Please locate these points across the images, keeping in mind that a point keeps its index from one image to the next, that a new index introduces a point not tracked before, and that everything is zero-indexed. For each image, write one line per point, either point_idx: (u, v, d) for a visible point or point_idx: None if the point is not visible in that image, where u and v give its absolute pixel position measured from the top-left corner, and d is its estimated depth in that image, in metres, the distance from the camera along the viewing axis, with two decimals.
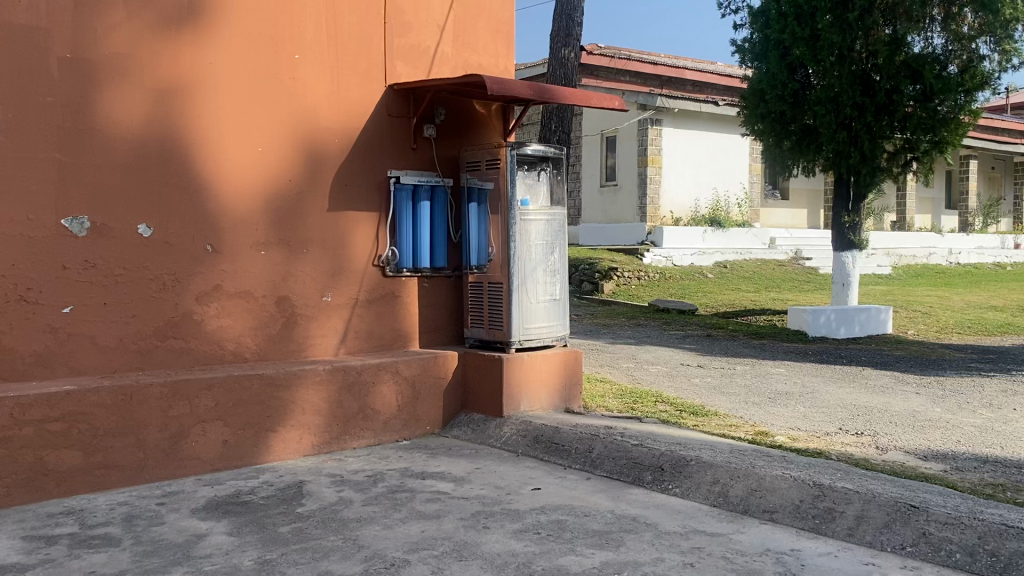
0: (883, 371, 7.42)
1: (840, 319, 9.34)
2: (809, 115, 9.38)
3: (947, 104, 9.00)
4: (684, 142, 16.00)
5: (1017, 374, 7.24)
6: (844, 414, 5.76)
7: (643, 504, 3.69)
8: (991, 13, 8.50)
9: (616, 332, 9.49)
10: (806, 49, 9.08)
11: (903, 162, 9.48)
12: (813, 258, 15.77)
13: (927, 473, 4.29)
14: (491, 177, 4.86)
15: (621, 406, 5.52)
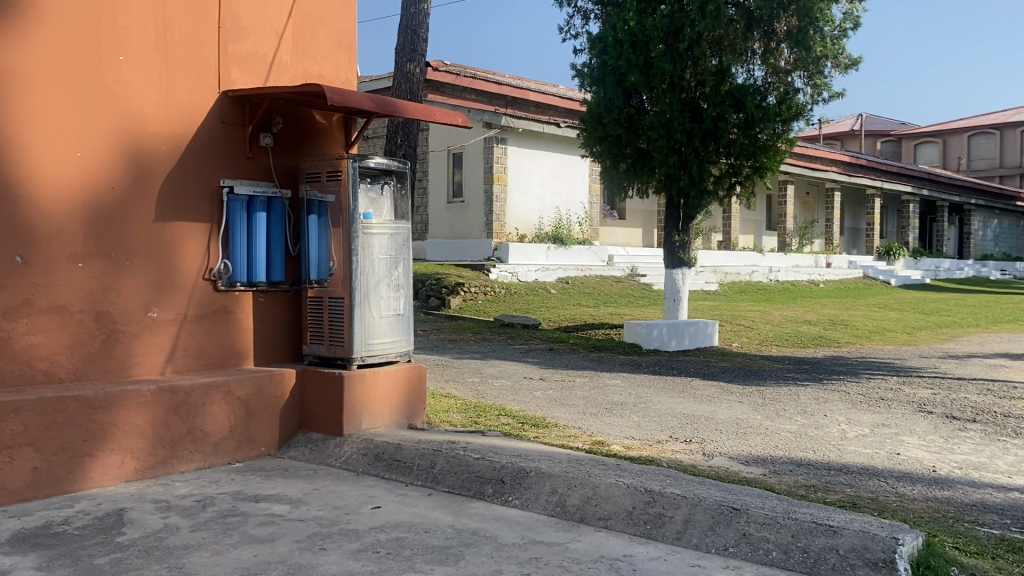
0: (711, 381, 7.84)
1: (671, 332, 9.80)
2: (643, 139, 9.81)
3: (766, 132, 9.66)
4: (528, 161, 16.36)
5: (827, 383, 7.85)
6: (675, 423, 6.03)
7: (483, 518, 3.70)
8: (804, 50, 9.25)
9: (460, 347, 9.54)
10: (640, 76, 9.54)
11: (727, 186, 10.07)
12: (647, 275, 16.48)
13: (748, 476, 4.57)
14: (332, 190, 4.79)
15: (464, 420, 5.54)
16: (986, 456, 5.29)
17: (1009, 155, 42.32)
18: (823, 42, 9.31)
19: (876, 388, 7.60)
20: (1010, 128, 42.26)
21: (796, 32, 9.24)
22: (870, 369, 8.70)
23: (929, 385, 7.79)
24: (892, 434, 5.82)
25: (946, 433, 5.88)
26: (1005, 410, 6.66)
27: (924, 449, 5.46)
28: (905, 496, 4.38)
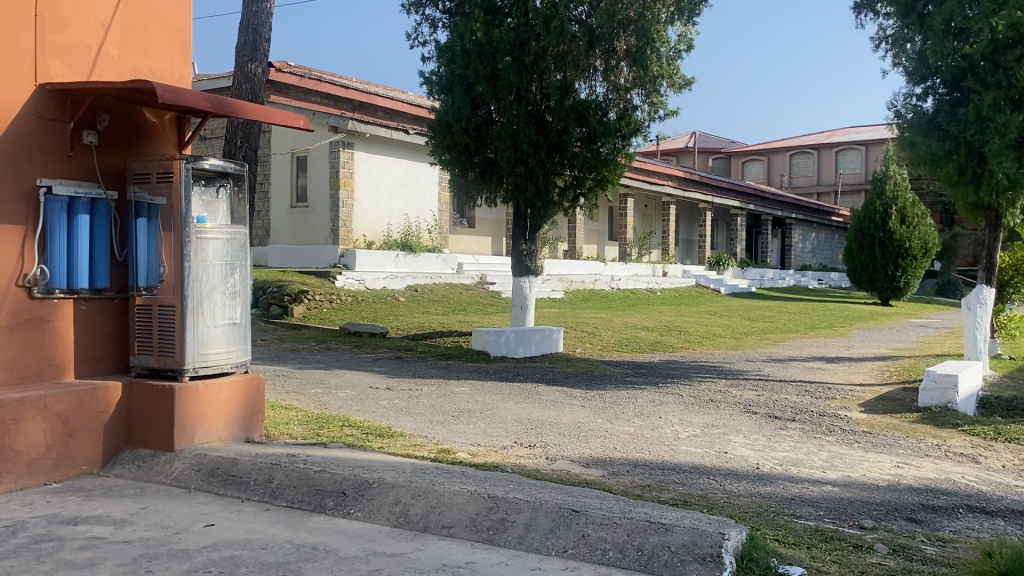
0: (554, 387, 8.00)
1: (519, 339, 9.93)
2: (491, 149, 9.93)
3: (607, 147, 10.00)
4: (376, 167, 16.18)
5: (663, 386, 8.21)
6: (520, 429, 6.12)
7: (324, 532, 3.61)
8: (642, 68, 9.66)
9: (303, 356, 9.30)
10: (487, 86, 9.64)
11: (571, 198, 10.36)
12: (496, 283, 16.67)
13: (589, 479, 4.70)
14: (162, 192, 4.56)
15: (306, 433, 5.39)
16: (804, 452, 5.70)
17: (825, 174, 45.91)
18: (660, 62, 9.76)
19: (708, 390, 8.03)
20: (826, 149, 45.86)
21: (634, 51, 9.64)
22: (701, 373, 9.17)
23: (754, 387, 8.31)
24: (721, 434, 6.16)
25: (770, 432, 6.29)
26: (821, 409, 7.20)
27: (750, 447, 5.82)
28: (733, 492, 4.64)
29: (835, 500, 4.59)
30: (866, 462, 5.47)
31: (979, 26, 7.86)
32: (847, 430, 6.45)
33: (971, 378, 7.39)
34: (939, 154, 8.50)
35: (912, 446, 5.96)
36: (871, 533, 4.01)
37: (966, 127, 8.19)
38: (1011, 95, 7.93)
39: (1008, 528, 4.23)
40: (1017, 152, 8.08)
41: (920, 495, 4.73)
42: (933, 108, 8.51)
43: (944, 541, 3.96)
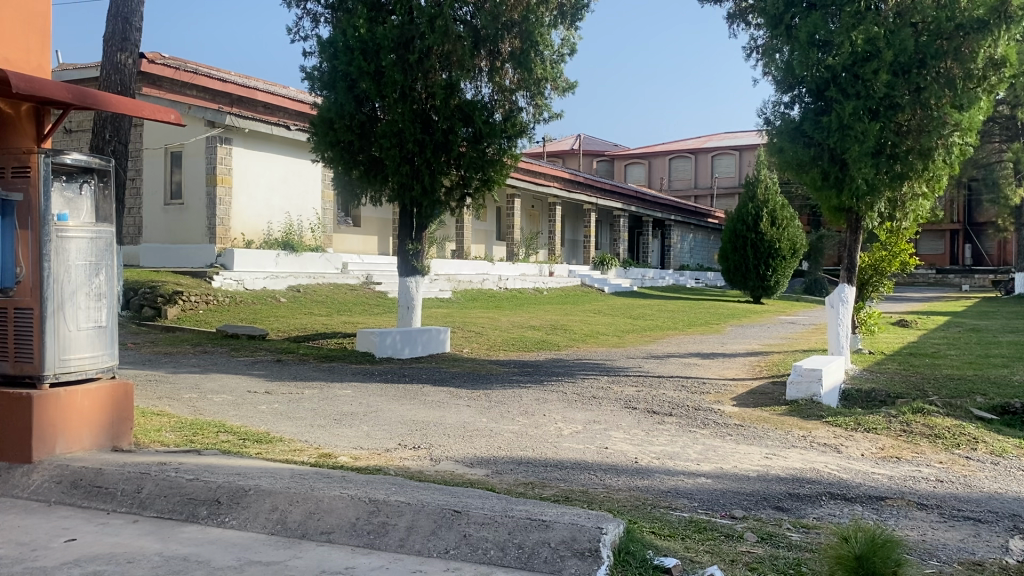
0: (439, 387, 7.98)
1: (404, 340, 9.85)
2: (376, 146, 9.82)
3: (493, 147, 10.03)
4: (256, 163, 15.74)
5: (548, 384, 8.34)
6: (403, 431, 6.07)
7: (196, 542, 3.48)
8: (526, 71, 9.76)
9: (177, 360, 8.94)
10: (371, 84, 9.53)
11: (458, 198, 10.35)
12: (381, 283, 16.50)
13: (471, 478, 4.71)
14: (19, 188, 4.30)
15: (179, 440, 5.18)
16: (680, 445, 5.89)
17: (702, 177, 47.73)
18: (543, 65, 9.88)
19: (589, 387, 8.20)
20: (703, 154, 47.69)
21: (518, 53, 9.72)
22: (585, 371, 9.35)
23: (635, 383, 8.54)
24: (602, 430, 6.29)
25: (648, 427, 6.48)
26: (696, 403, 7.46)
27: (629, 442, 5.97)
28: (612, 487, 4.75)
29: (708, 492, 4.76)
30: (738, 454, 5.71)
31: (841, 39, 8.34)
32: (720, 423, 6.71)
33: (834, 371, 7.82)
34: (805, 160, 8.95)
35: (779, 437, 6.26)
36: (741, 523, 4.18)
37: (829, 134, 8.66)
38: (869, 106, 8.42)
39: (864, 513, 4.49)
40: (875, 159, 8.59)
41: (787, 485, 4.96)
42: (799, 116, 8.96)
43: (808, 528, 4.17)
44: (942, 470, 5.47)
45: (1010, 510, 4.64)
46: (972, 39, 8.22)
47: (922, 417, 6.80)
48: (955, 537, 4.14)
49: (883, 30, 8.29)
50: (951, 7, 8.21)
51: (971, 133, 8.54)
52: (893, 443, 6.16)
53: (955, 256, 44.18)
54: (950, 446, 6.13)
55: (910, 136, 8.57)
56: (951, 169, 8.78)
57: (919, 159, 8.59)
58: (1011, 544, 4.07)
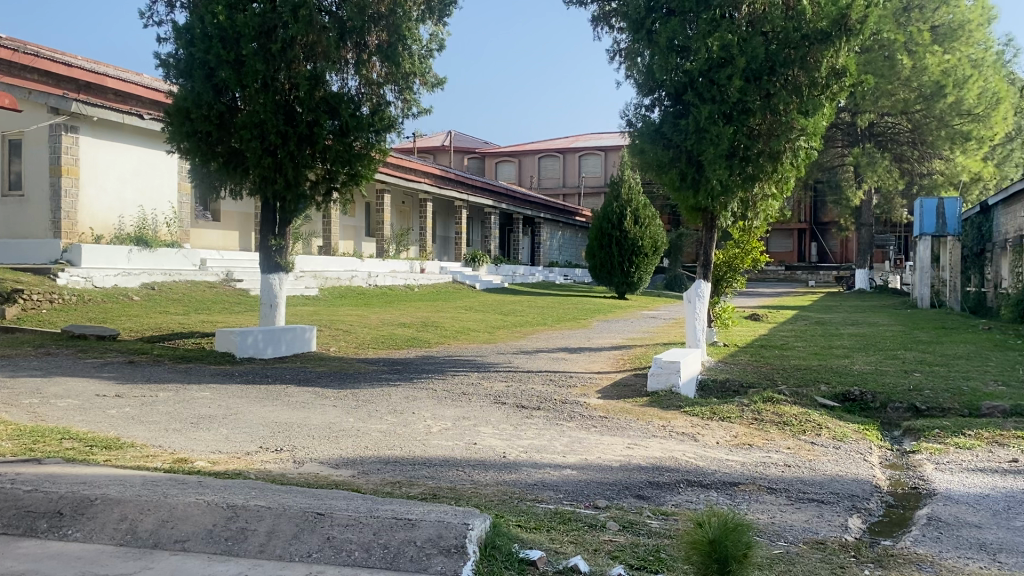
0: (304, 387, 7.79)
1: (267, 339, 9.56)
2: (236, 138, 9.47)
3: (360, 141, 9.85)
4: (107, 154, 14.91)
5: (416, 382, 8.28)
6: (265, 432, 5.88)
7: (35, 557, 3.25)
8: (394, 64, 9.65)
9: (17, 363, 8.33)
10: (231, 73, 9.18)
11: (323, 192, 10.13)
12: (243, 280, 15.95)
13: (336, 479, 4.61)
14: None
15: (17, 449, 4.83)
16: (546, 439, 5.98)
17: (570, 177, 48.75)
18: (412, 59, 9.79)
19: (458, 384, 8.20)
20: (571, 154, 48.73)
21: (386, 47, 9.60)
22: (454, 367, 9.34)
23: (504, 379, 8.60)
24: (470, 426, 6.31)
25: (516, 421, 6.54)
26: (563, 397, 7.60)
27: (497, 437, 6.01)
28: (479, 482, 4.77)
29: (573, 483, 4.86)
30: (602, 445, 5.85)
31: (698, 45, 8.70)
32: (585, 416, 6.86)
33: (691, 363, 8.16)
34: (664, 161, 9.28)
35: (641, 428, 6.46)
36: (604, 512, 4.28)
37: (687, 137, 9.02)
38: (723, 110, 8.82)
39: (719, 499, 4.70)
40: (729, 161, 9.01)
41: (648, 473, 5.13)
42: (659, 119, 9.27)
43: (666, 515, 4.32)
44: (790, 455, 5.80)
45: (849, 491, 4.97)
46: (816, 48, 8.73)
47: (772, 406, 7.19)
48: (801, 519, 4.39)
49: (737, 37, 8.70)
50: (798, 19, 8.69)
51: (816, 138, 9.06)
52: (746, 431, 6.48)
53: (802, 254, 46.99)
54: (797, 432, 6.50)
55: (761, 140, 9.02)
56: (797, 172, 9.28)
57: (769, 162, 9.06)
58: (851, 523, 4.36)
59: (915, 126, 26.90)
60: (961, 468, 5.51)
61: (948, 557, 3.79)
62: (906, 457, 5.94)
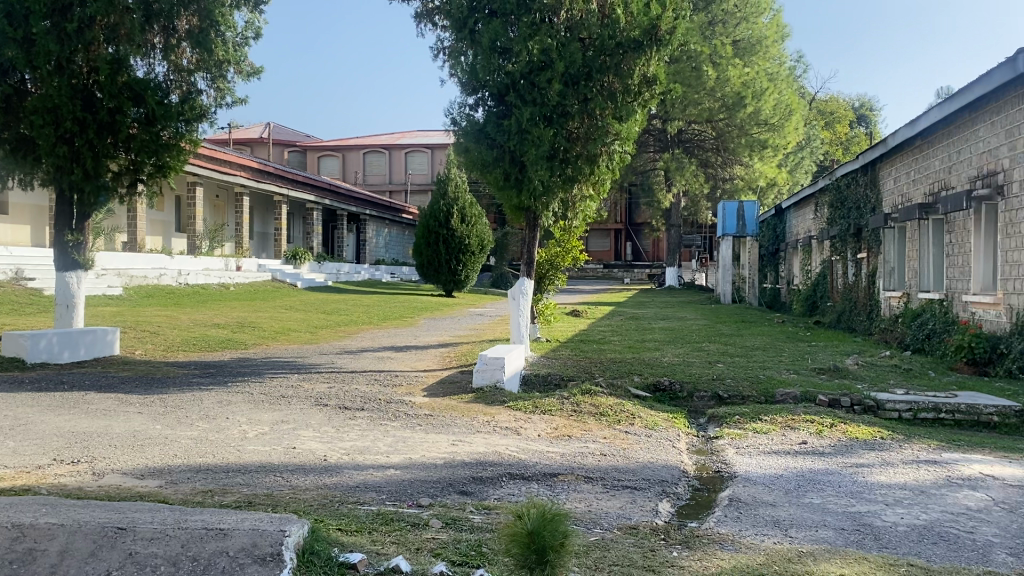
0: (106, 394, 7.25)
1: (62, 342, 8.84)
2: (25, 124, 8.68)
3: (168, 130, 9.27)
4: None
5: (231, 385, 7.91)
6: (60, 443, 5.42)
7: None
8: (206, 51, 9.17)
9: None
10: (18, 52, 8.36)
11: (128, 184, 9.51)
12: (35, 279, 14.71)
13: (141, 491, 4.32)
14: None
15: None
16: (369, 440, 5.89)
17: (395, 173, 48.42)
18: (225, 47, 9.35)
19: (276, 386, 7.92)
20: (396, 150, 48.41)
21: (196, 32, 9.11)
22: (272, 369, 9.02)
23: (325, 379, 8.40)
24: (289, 430, 6.11)
25: (338, 423, 6.40)
26: (387, 396, 7.52)
27: (317, 439, 5.86)
28: (298, 487, 4.62)
29: (396, 483, 4.81)
30: (426, 443, 5.84)
31: (519, 48, 8.86)
32: (409, 414, 6.83)
33: (514, 358, 8.31)
34: (488, 161, 9.39)
35: (465, 424, 6.51)
36: (427, 511, 4.27)
37: (510, 137, 9.18)
38: (544, 113, 9.06)
39: (539, 491, 4.81)
40: (549, 163, 9.26)
41: (470, 469, 5.17)
42: (483, 118, 9.37)
43: (488, 509, 4.37)
44: (606, 445, 6.02)
45: (659, 477, 5.23)
46: (629, 56, 9.09)
47: (589, 398, 7.46)
48: (615, 506, 4.57)
49: (556, 42, 8.93)
50: (612, 27, 8.99)
51: (629, 142, 9.46)
52: (566, 423, 6.67)
53: (618, 252, 49.15)
54: (613, 422, 6.77)
55: (579, 143, 9.33)
56: (612, 174, 9.67)
57: (587, 164, 9.40)
58: (661, 507, 4.59)
59: (719, 134, 28.75)
60: (759, 451, 5.94)
61: (747, 535, 4.07)
62: (711, 442, 6.33)
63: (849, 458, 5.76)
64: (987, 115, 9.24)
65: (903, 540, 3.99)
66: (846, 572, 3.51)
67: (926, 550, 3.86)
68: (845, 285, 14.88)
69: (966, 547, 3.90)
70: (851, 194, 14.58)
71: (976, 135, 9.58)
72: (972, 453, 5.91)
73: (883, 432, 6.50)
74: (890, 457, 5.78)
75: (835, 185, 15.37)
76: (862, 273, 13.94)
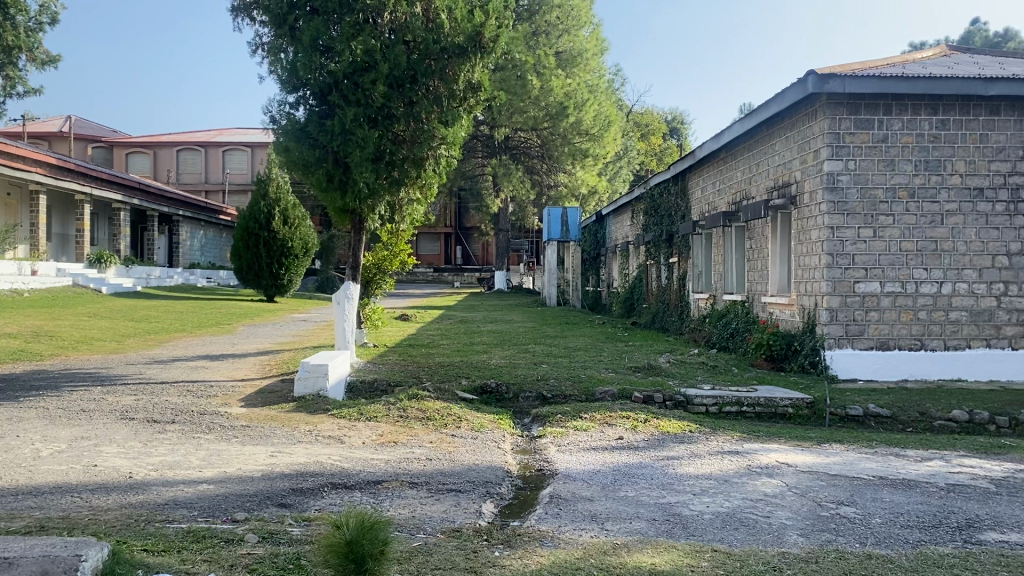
0: None
1: None
2: None
3: None
4: None
5: (23, 400, 7.24)
6: None
7: None
8: None
9: None
10: None
11: None
12: None
13: None
14: None
15: None
16: (180, 454, 5.57)
17: (213, 173, 46.29)
18: None
19: (76, 400, 7.33)
20: (213, 148, 46.30)
21: None
22: (72, 382, 8.34)
23: (132, 392, 7.87)
24: (90, 446, 5.67)
25: (146, 438, 6.01)
26: (201, 408, 7.15)
27: (122, 456, 5.47)
28: (100, 507, 4.30)
29: (209, 498, 4.58)
30: (242, 456, 5.59)
31: (341, 47, 8.71)
32: (226, 426, 6.52)
33: (339, 365, 8.13)
34: (310, 161, 9.16)
35: (286, 434, 6.30)
36: (242, 526, 4.09)
37: (333, 138, 9.00)
38: (368, 114, 8.95)
39: (361, 499, 4.72)
40: (374, 165, 9.15)
41: (290, 480, 5.01)
42: (304, 118, 9.12)
43: (308, 520, 4.25)
44: (432, 449, 6.02)
45: (484, 478, 5.28)
46: (453, 62, 9.14)
47: (416, 402, 7.43)
48: (439, 509, 4.57)
49: (379, 43, 8.84)
50: (436, 31, 8.98)
51: (454, 147, 9.54)
52: (391, 429, 6.61)
53: (447, 255, 49.41)
54: (440, 426, 6.78)
55: (404, 145, 9.30)
56: (439, 178, 9.70)
57: (413, 167, 9.38)
58: (484, 508, 4.64)
59: (543, 142, 29.56)
60: (579, 448, 6.14)
61: (566, 530, 4.19)
62: (534, 442, 6.48)
63: (660, 451, 6.07)
64: (782, 132, 10.03)
65: (708, 527, 4.25)
66: (656, 561, 3.68)
67: (728, 535, 4.12)
68: (659, 288, 15.71)
69: (763, 531, 4.19)
70: (664, 203, 15.45)
71: (772, 149, 10.37)
72: (769, 443, 6.39)
73: (692, 426, 6.90)
74: (698, 449, 6.14)
75: (650, 194, 16.22)
76: (674, 276, 14.75)
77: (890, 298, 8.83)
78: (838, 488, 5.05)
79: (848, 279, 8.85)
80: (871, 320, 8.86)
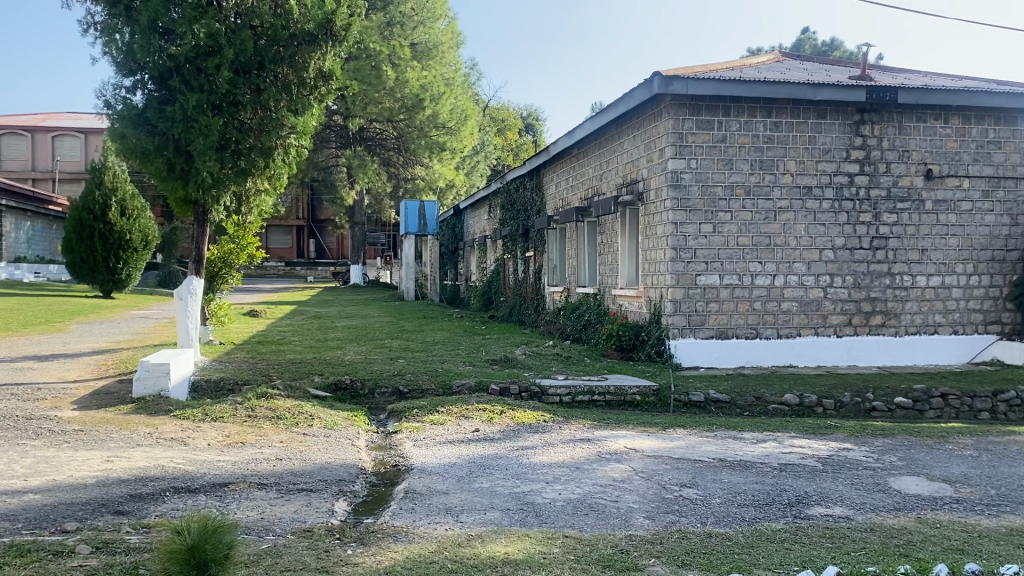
0: None
1: None
2: None
3: None
4: None
5: None
6: None
7: None
8: None
9: None
10: None
11: None
12: None
13: None
14: None
15: None
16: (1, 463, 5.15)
17: (41, 160, 43.07)
18: None
19: None
20: (41, 133, 43.04)
21: None
22: None
23: None
24: None
25: None
26: (26, 412, 6.63)
27: None
28: None
29: (34, 509, 4.25)
30: (74, 462, 5.23)
31: (183, 30, 8.34)
32: (56, 431, 6.08)
33: (182, 364, 7.75)
34: (149, 149, 8.69)
35: (122, 438, 5.94)
36: (73, 536, 3.83)
37: (173, 124, 8.58)
38: (212, 100, 8.60)
39: (206, 503, 4.53)
40: (218, 154, 8.80)
41: (127, 486, 4.73)
42: (142, 103, 8.63)
43: (146, 527, 4.03)
44: (282, 449, 5.84)
45: (336, 476, 5.18)
46: (304, 49, 8.90)
47: (266, 401, 7.19)
48: (289, 510, 4.45)
49: (224, 27, 8.51)
50: (285, 17, 8.72)
51: (305, 137, 9.29)
52: (238, 429, 6.37)
53: (301, 249, 48.21)
54: (290, 425, 6.59)
55: (251, 134, 8.97)
56: (289, 169, 9.42)
57: (261, 157, 9.05)
58: (337, 506, 4.54)
59: (400, 135, 29.28)
60: (435, 442, 6.13)
61: (421, 524, 4.18)
62: (389, 438, 6.41)
63: (515, 441, 6.15)
64: (629, 131, 10.41)
65: (559, 515, 4.34)
66: (509, 550, 3.73)
67: (579, 521, 4.23)
68: (515, 282, 15.92)
69: (611, 515, 4.33)
70: (519, 198, 15.68)
71: (620, 147, 10.73)
72: (618, 430, 6.61)
73: (545, 416, 7.04)
74: (550, 438, 6.27)
75: (506, 188, 16.41)
76: (529, 269, 14.98)
77: (728, 290, 9.33)
78: (681, 471, 5.28)
79: (691, 272, 9.27)
80: (711, 311, 9.32)
